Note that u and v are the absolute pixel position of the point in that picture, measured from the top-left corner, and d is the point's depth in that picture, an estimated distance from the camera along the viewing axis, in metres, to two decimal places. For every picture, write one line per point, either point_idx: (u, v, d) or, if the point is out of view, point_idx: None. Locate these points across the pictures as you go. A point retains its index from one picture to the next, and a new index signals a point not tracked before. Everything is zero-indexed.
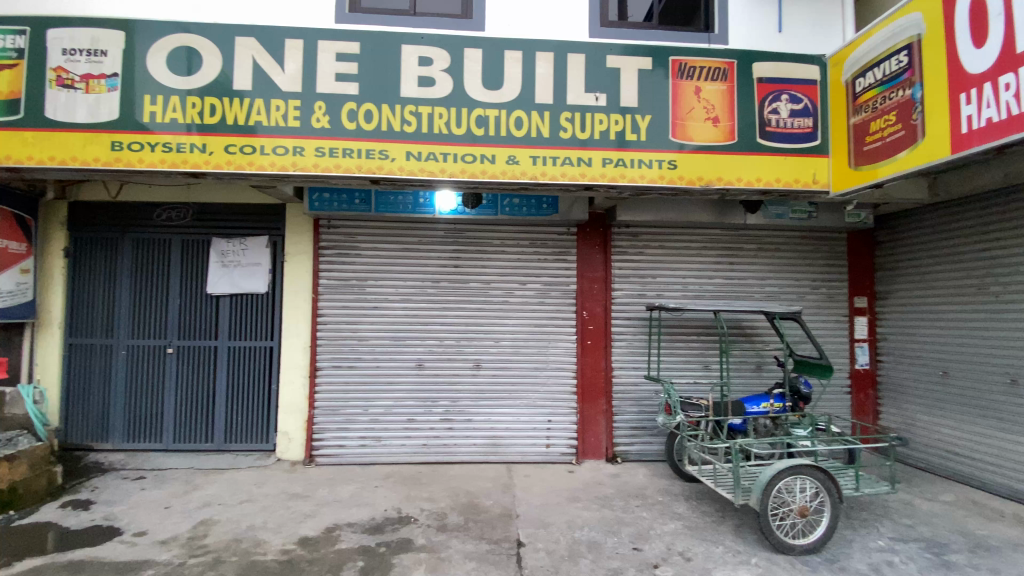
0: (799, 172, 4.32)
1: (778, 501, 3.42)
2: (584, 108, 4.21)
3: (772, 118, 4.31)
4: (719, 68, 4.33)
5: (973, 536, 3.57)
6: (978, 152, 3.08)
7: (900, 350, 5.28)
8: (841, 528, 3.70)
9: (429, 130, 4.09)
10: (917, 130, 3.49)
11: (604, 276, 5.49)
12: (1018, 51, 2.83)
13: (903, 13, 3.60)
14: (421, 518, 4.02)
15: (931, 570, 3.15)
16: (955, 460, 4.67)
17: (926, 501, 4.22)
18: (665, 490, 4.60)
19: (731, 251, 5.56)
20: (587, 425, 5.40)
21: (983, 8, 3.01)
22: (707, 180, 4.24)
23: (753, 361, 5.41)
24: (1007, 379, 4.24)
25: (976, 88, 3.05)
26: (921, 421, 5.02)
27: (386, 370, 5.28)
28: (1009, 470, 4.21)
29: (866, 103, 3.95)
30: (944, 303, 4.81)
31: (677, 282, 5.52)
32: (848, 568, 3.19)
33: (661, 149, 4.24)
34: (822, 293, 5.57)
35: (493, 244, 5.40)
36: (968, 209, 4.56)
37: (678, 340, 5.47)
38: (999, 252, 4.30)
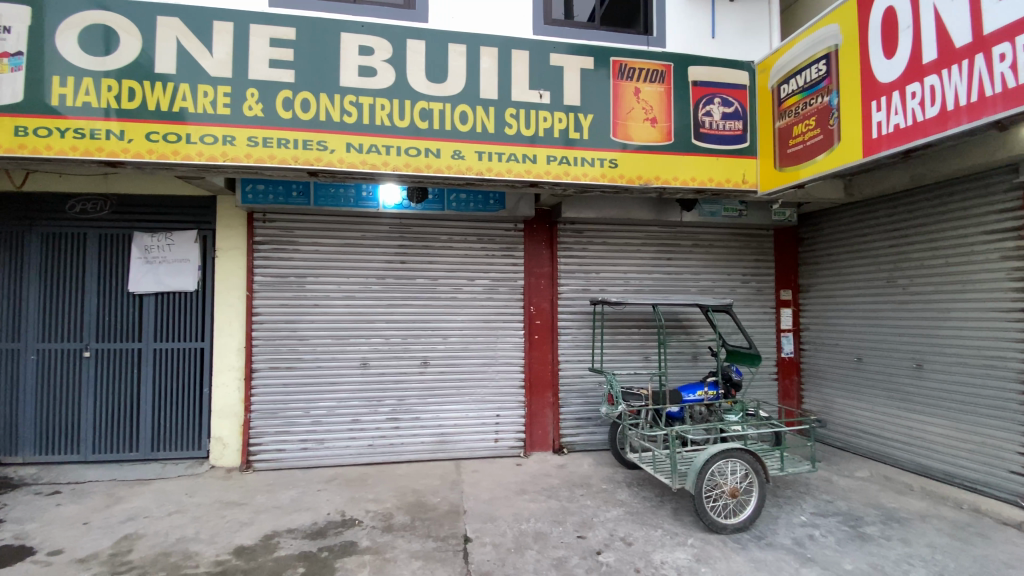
0: (729, 172, 4.56)
1: (712, 483, 3.61)
2: (529, 104, 4.24)
3: (706, 120, 4.52)
4: (657, 70, 4.49)
5: (883, 508, 3.92)
6: (886, 155, 3.36)
7: (821, 339, 5.71)
8: (769, 506, 3.96)
9: (371, 122, 3.97)
10: (834, 135, 3.77)
11: (551, 271, 5.57)
12: (922, 63, 3.10)
13: (822, 24, 3.86)
14: (366, 520, 3.92)
15: (847, 541, 3.41)
16: (868, 438, 5.10)
17: (842, 478, 4.58)
18: (608, 478, 4.74)
19: (670, 247, 5.80)
20: (535, 418, 5.47)
21: (893, 22, 3.27)
22: (647, 179, 4.40)
23: (690, 351, 5.68)
24: (912, 364, 4.65)
25: (886, 96, 3.33)
26: (839, 404, 5.45)
27: (329, 370, 5.11)
28: (914, 447, 4.63)
29: (789, 108, 4.21)
30: (859, 295, 5.22)
31: (620, 277, 5.69)
32: (775, 543, 3.41)
33: (604, 148, 4.34)
34: (752, 286, 5.93)
35: (440, 240, 5.33)
36: (880, 208, 4.96)
37: (621, 333, 5.64)
38: (904, 247, 4.72)
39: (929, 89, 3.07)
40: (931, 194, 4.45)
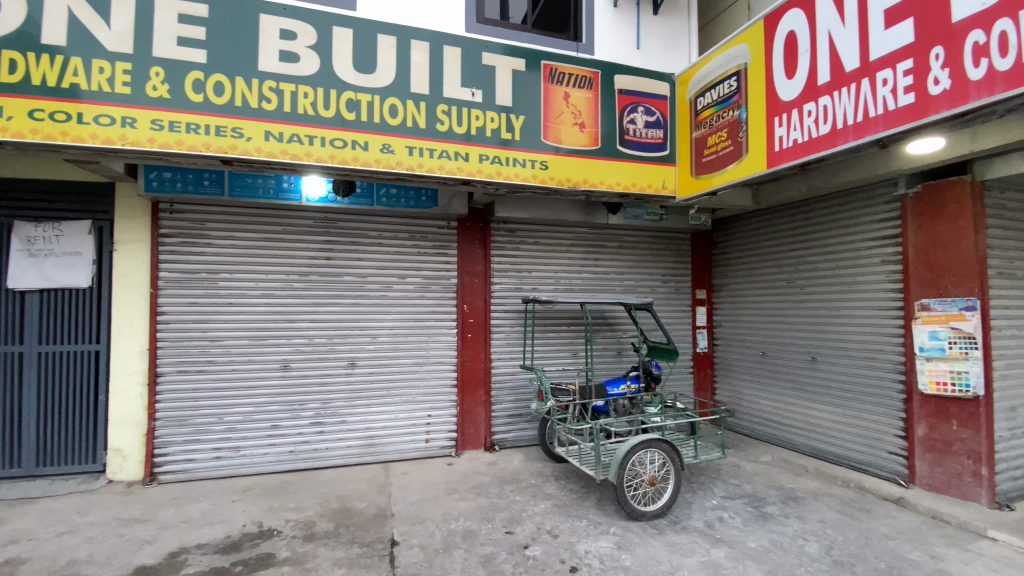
0: (651, 178, 4.80)
1: (633, 473, 3.77)
2: (460, 101, 4.22)
3: (630, 127, 4.73)
4: (585, 77, 4.64)
5: (783, 489, 4.29)
6: (786, 167, 3.68)
7: (732, 335, 6.15)
8: (685, 492, 4.21)
9: (293, 110, 3.78)
10: (742, 146, 4.07)
11: (483, 270, 5.58)
12: (816, 84, 3.42)
13: (734, 43, 4.17)
14: (285, 530, 3.72)
15: (751, 520, 3.70)
16: (770, 425, 5.57)
17: (749, 462, 4.96)
18: (537, 473, 4.82)
19: (598, 247, 6.01)
20: (466, 416, 5.45)
21: (793, 46, 3.58)
22: (575, 181, 4.52)
23: (615, 348, 5.93)
24: (808, 357, 5.12)
25: (787, 113, 3.63)
26: (747, 395, 5.90)
27: (245, 373, 4.80)
28: (810, 432, 5.10)
29: (704, 120, 4.50)
30: (764, 294, 5.68)
31: (551, 276, 5.82)
32: (688, 526, 3.62)
33: (535, 149, 4.41)
34: (672, 286, 6.30)
35: (368, 236, 5.18)
36: (783, 215, 5.43)
37: (551, 331, 5.76)
38: (802, 251, 5.20)
39: (822, 109, 3.37)
40: (825, 203, 4.93)
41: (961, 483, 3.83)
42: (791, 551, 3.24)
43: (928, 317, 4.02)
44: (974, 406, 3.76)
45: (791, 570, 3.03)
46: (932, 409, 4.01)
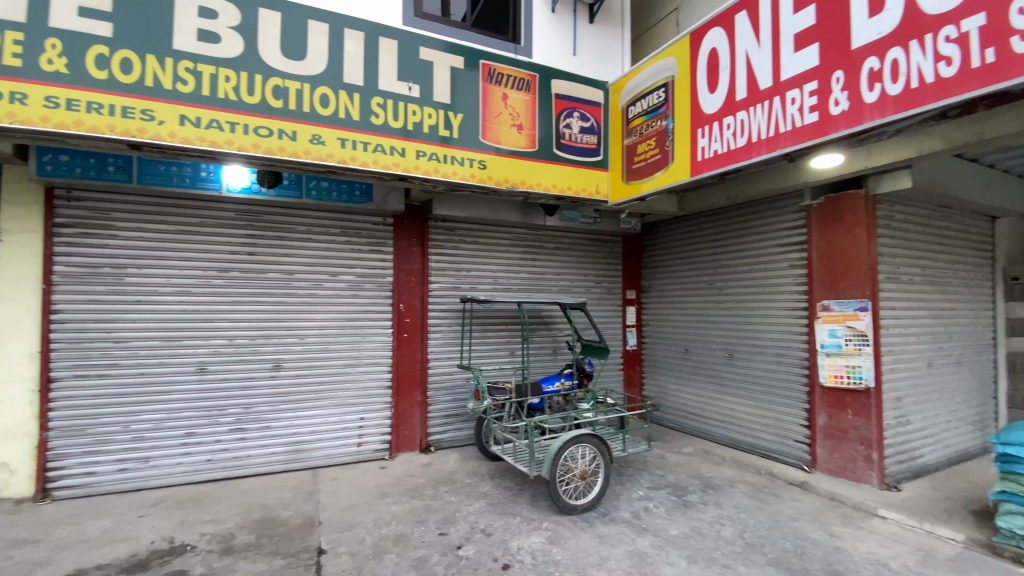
0: (585, 182, 4.95)
1: (565, 468, 3.86)
2: (396, 95, 4.13)
3: (566, 132, 4.85)
4: (523, 79, 4.70)
5: (703, 478, 4.56)
6: (708, 176, 3.92)
7: (659, 333, 6.47)
8: (614, 484, 4.37)
9: (212, 94, 3.52)
10: (669, 155, 4.29)
11: (421, 268, 5.48)
12: (734, 99, 3.66)
13: (662, 56, 4.38)
14: (201, 545, 3.45)
15: (674, 509, 3.90)
16: (692, 418, 5.91)
17: (673, 454, 5.24)
18: (473, 472, 4.82)
19: (535, 248, 6.10)
20: (401, 418, 5.33)
21: (715, 62, 3.82)
22: (513, 182, 4.56)
23: (550, 346, 6.05)
24: (726, 353, 5.48)
25: (709, 125, 3.87)
26: (672, 390, 6.22)
27: (156, 377, 4.42)
28: (728, 424, 5.45)
29: (635, 128, 4.71)
30: (688, 295, 6.02)
31: (489, 276, 5.82)
32: (616, 518, 3.75)
33: (473, 148, 4.41)
34: (605, 287, 6.53)
35: (297, 231, 4.94)
36: (704, 221, 5.79)
37: (488, 331, 5.77)
38: (721, 255, 5.56)
39: (739, 123, 3.61)
40: (741, 211, 5.31)
41: (855, 466, 4.24)
42: (710, 537, 3.44)
43: (828, 317, 4.42)
44: (866, 397, 4.17)
45: (709, 554, 3.22)
46: (831, 401, 4.42)
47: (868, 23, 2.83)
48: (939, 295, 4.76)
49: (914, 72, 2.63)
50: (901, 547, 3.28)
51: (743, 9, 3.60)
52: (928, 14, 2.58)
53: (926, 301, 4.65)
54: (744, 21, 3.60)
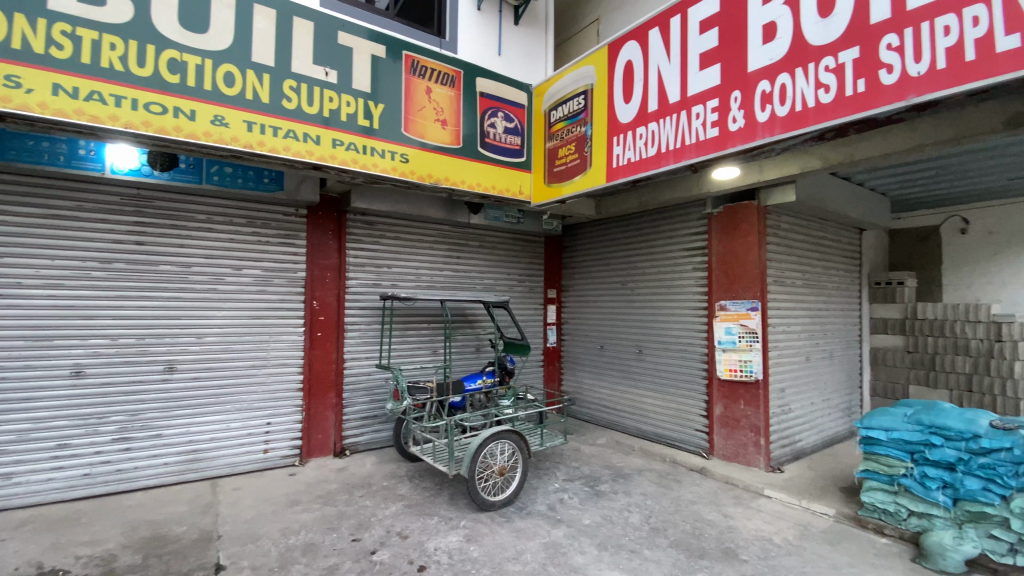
0: (508, 182, 5.00)
1: (484, 465, 3.88)
2: (311, 80, 3.90)
3: (490, 131, 4.86)
4: (448, 74, 4.64)
5: (615, 468, 4.79)
6: (622, 182, 4.11)
7: (576, 331, 6.71)
8: (532, 479, 4.46)
9: (93, 62, 3.11)
10: (587, 159, 4.45)
11: (337, 264, 5.24)
12: (647, 111, 3.88)
13: (582, 64, 4.54)
14: (74, 570, 3.05)
15: (587, 499, 4.06)
16: (606, 411, 6.19)
17: (588, 446, 5.46)
18: (390, 474, 4.69)
19: (459, 246, 6.06)
20: (313, 422, 5.06)
21: (630, 74, 4.03)
22: (436, 177, 4.49)
23: (473, 345, 6.05)
24: (636, 349, 5.80)
25: (624, 134, 4.06)
26: (588, 386, 6.47)
27: (19, 382, 3.82)
28: (638, 416, 5.77)
29: (556, 132, 4.84)
30: (603, 295, 6.29)
31: (410, 272, 5.69)
32: (533, 511, 3.83)
33: (395, 141, 4.28)
34: (526, 285, 6.65)
35: (196, 220, 4.51)
36: (619, 225, 6.09)
37: (409, 329, 5.65)
38: (633, 257, 5.88)
39: (651, 133, 3.83)
40: (652, 217, 5.65)
41: (746, 452, 4.65)
42: (619, 524, 3.62)
43: (725, 315, 4.82)
44: (755, 389, 4.60)
45: (618, 541, 3.38)
46: (726, 392, 4.82)
47: (762, 49, 3.10)
48: (816, 297, 5.38)
49: (799, 96, 2.91)
50: (782, 523, 3.65)
51: (655, 26, 3.82)
52: (812, 45, 2.86)
53: (805, 302, 5.22)
54: (657, 37, 3.82)
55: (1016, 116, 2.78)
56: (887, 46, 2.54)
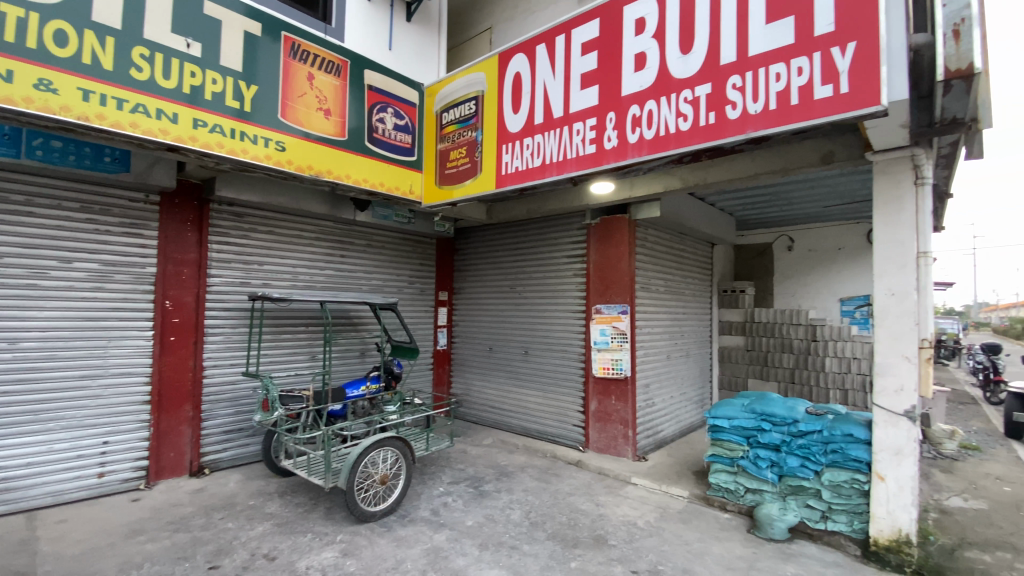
0: (398, 180, 4.86)
1: (364, 475, 3.71)
2: (168, 50, 3.44)
3: (379, 126, 4.69)
4: (333, 63, 4.39)
5: (499, 467, 4.90)
6: (510, 190, 4.23)
7: (466, 333, 6.74)
8: (415, 484, 4.38)
9: None
10: (477, 164, 4.51)
11: (197, 259, 4.67)
12: (534, 122, 4.03)
13: (473, 70, 4.59)
14: None
15: (471, 500, 4.08)
16: (493, 412, 6.30)
17: (473, 447, 5.51)
18: (257, 492, 4.29)
19: (342, 244, 5.75)
20: (164, 438, 4.44)
21: (519, 85, 4.16)
22: (317, 170, 4.21)
23: (357, 349, 5.79)
24: (522, 350, 5.98)
25: (513, 143, 4.19)
26: (476, 387, 6.54)
27: None
28: (522, 415, 5.96)
29: (448, 134, 4.83)
30: (493, 298, 6.40)
31: (286, 271, 5.27)
32: (415, 518, 3.76)
33: (270, 128, 3.94)
34: (416, 287, 6.52)
35: (9, 202, 3.72)
36: (509, 230, 6.24)
37: (283, 332, 5.22)
38: (522, 262, 6.06)
39: (536, 144, 3.99)
40: (539, 224, 5.88)
41: (617, 444, 5.04)
42: (500, 522, 3.70)
43: (601, 318, 5.17)
44: (625, 385, 5.00)
45: (498, 539, 3.45)
46: (600, 389, 5.18)
47: (634, 76, 3.40)
48: (677, 302, 6.03)
49: (664, 122, 3.23)
50: (646, 507, 4.02)
51: (542, 42, 3.99)
52: (675, 78, 3.20)
53: (668, 306, 5.83)
54: (543, 53, 4.00)
55: (828, 154, 3.39)
56: (733, 86, 2.92)
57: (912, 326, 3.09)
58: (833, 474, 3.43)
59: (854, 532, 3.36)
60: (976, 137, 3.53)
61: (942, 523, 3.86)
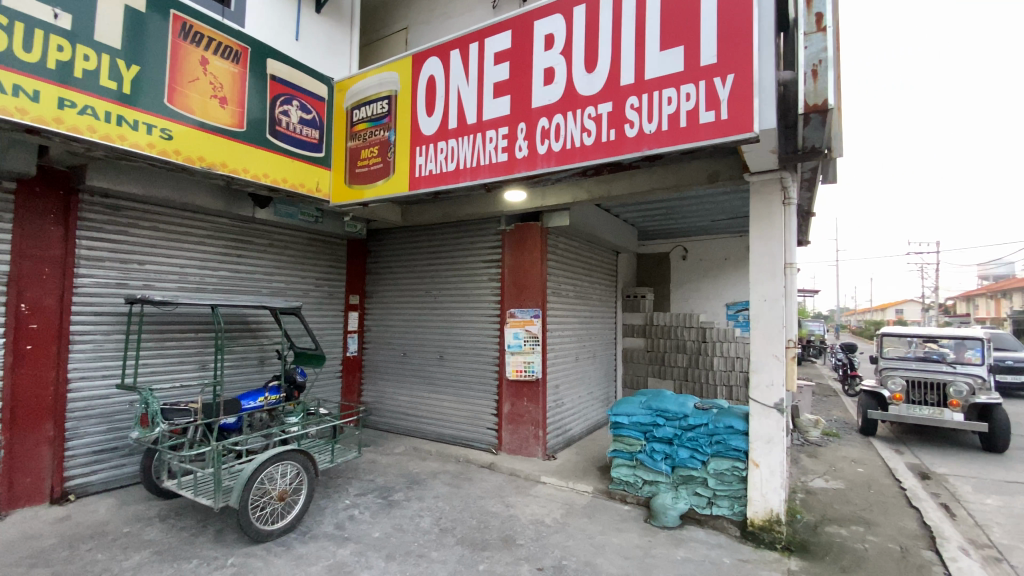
0: (303, 177, 4.61)
1: (259, 491, 3.46)
2: (28, 18, 3.00)
3: (282, 119, 4.42)
4: (231, 48, 4.08)
5: (409, 475, 4.81)
6: (423, 192, 4.18)
7: (378, 338, 6.55)
8: (319, 499, 4.17)
9: None
10: (389, 165, 4.41)
11: (62, 257, 4.10)
12: (448, 126, 4.03)
13: (386, 68, 4.49)
14: None
15: (379, 511, 3.97)
16: (405, 418, 6.17)
17: (384, 456, 5.36)
18: (134, 518, 3.84)
19: (240, 243, 5.35)
20: (18, 462, 3.85)
21: (432, 88, 4.14)
22: (210, 163, 3.88)
23: (256, 356, 5.41)
24: (437, 355, 5.93)
25: (426, 146, 4.15)
26: (388, 394, 6.37)
27: None
28: (435, 421, 5.91)
29: (358, 132, 4.68)
30: (406, 302, 6.28)
31: (174, 271, 4.79)
32: (318, 533, 3.58)
33: (155, 113, 3.56)
34: (324, 290, 6.22)
35: None
36: (424, 233, 6.17)
37: (169, 339, 4.75)
38: (437, 265, 6.02)
39: (450, 149, 3.99)
40: (455, 227, 5.88)
41: (528, 444, 5.16)
42: (409, 531, 3.64)
43: (514, 322, 5.26)
44: (536, 386, 5.15)
45: (406, 548, 3.39)
46: (513, 391, 5.27)
47: (544, 89, 3.52)
48: (585, 307, 6.32)
49: (570, 136, 3.38)
50: (553, 505, 4.16)
51: (456, 47, 4.01)
52: (580, 94, 3.36)
53: (577, 310, 6.09)
54: (457, 58, 4.02)
55: (713, 173, 3.74)
56: (632, 106, 3.13)
57: (780, 329, 3.49)
58: (717, 463, 3.78)
59: (735, 514, 3.72)
60: (831, 164, 4.09)
61: (807, 502, 4.40)
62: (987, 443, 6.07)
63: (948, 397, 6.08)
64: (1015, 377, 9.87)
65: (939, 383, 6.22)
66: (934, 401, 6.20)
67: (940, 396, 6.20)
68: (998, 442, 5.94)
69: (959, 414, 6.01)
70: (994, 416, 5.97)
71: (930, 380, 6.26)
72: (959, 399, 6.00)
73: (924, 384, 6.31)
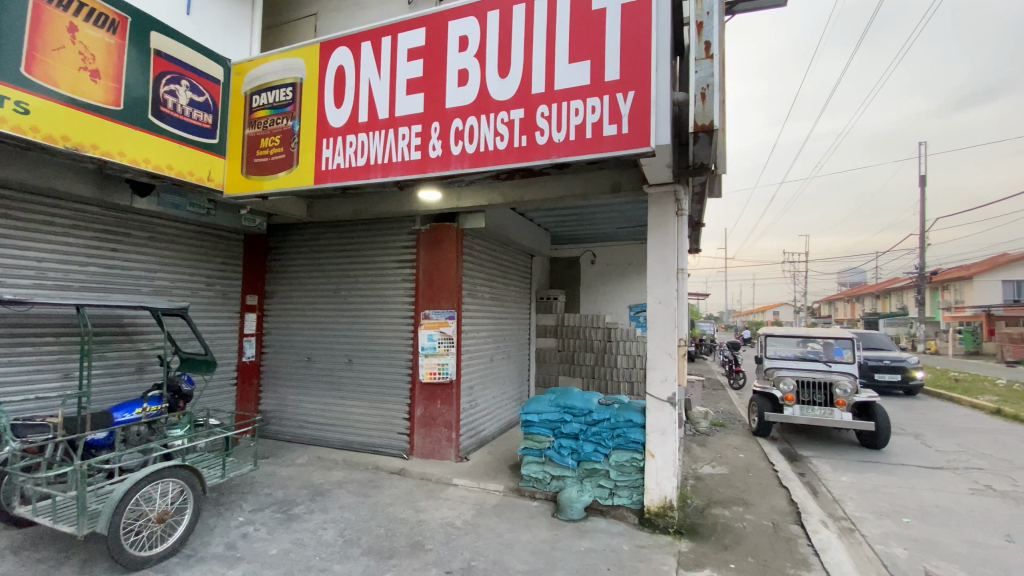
0: (192, 165, 4.21)
1: (133, 514, 3.10)
2: None
3: (169, 100, 4.00)
4: (107, 17, 3.62)
5: (313, 486, 4.55)
6: (330, 187, 3.99)
7: (279, 341, 6.13)
8: (207, 517, 3.82)
9: None
10: (293, 156, 4.16)
11: None
12: (359, 120, 3.89)
13: (291, 54, 4.24)
14: None
15: (277, 526, 3.72)
16: (309, 426, 5.84)
17: (284, 467, 5.03)
18: None
19: (115, 236, 4.75)
20: None
21: (342, 80, 3.98)
22: (77, 143, 3.40)
23: (133, 363, 4.84)
24: (345, 359, 5.69)
25: (334, 139, 3.97)
26: (290, 401, 5.98)
27: None
28: (342, 427, 5.66)
29: (258, 119, 4.37)
30: (313, 302, 5.95)
31: (30, 266, 4.14)
32: (205, 556, 3.28)
33: (5, 82, 3.05)
34: (216, 290, 5.71)
35: None
36: (333, 230, 5.89)
37: (21, 344, 4.09)
38: (347, 265, 5.77)
39: (360, 143, 3.85)
40: (366, 226, 5.67)
41: (440, 446, 5.12)
42: (310, 545, 3.45)
43: (428, 323, 5.17)
44: (449, 388, 5.13)
45: (307, 563, 3.21)
46: (426, 394, 5.19)
47: (457, 90, 3.52)
48: (499, 308, 6.39)
49: (483, 139, 3.41)
50: (464, 507, 4.15)
51: (368, 40, 3.88)
52: (493, 98, 3.40)
53: (491, 312, 6.14)
54: (368, 50, 3.89)
55: (616, 183, 3.98)
56: (542, 114, 3.23)
57: (672, 328, 3.80)
58: (618, 455, 4.01)
59: (633, 503, 3.98)
60: (716, 180, 4.53)
61: (697, 487, 4.81)
62: (870, 439, 6.67)
63: (836, 397, 6.74)
64: (888, 375, 11.37)
65: (826, 384, 6.89)
66: (823, 400, 6.86)
67: (826, 396, 6.87)
68: (880, 436, 6.55)
69: (846, 412, 6.63)
70: (876, 412, 6.56)
71: (818, 380, 6.92)
72: (844, 398, 6.70)
73: (812, 384, 6.97)
